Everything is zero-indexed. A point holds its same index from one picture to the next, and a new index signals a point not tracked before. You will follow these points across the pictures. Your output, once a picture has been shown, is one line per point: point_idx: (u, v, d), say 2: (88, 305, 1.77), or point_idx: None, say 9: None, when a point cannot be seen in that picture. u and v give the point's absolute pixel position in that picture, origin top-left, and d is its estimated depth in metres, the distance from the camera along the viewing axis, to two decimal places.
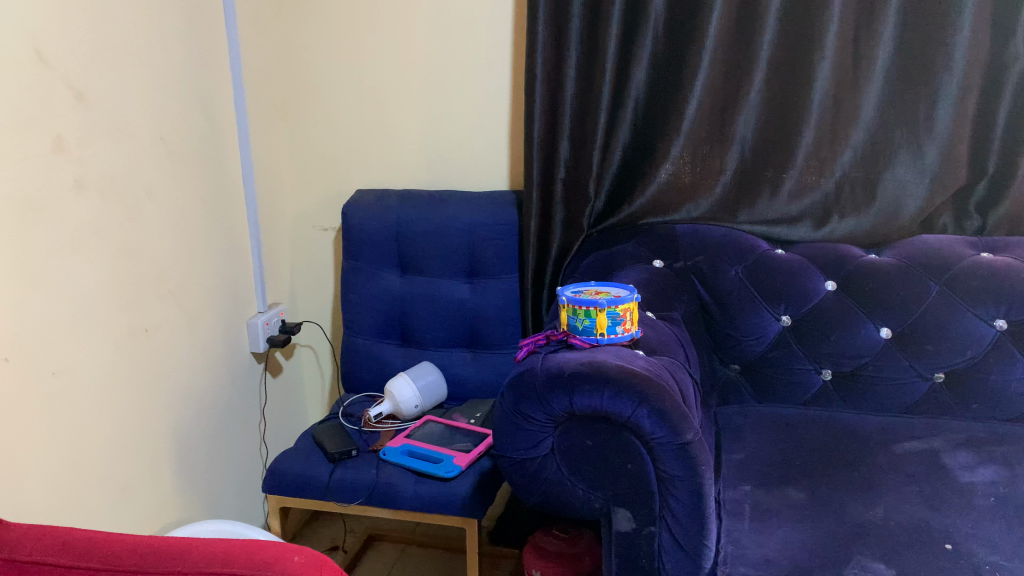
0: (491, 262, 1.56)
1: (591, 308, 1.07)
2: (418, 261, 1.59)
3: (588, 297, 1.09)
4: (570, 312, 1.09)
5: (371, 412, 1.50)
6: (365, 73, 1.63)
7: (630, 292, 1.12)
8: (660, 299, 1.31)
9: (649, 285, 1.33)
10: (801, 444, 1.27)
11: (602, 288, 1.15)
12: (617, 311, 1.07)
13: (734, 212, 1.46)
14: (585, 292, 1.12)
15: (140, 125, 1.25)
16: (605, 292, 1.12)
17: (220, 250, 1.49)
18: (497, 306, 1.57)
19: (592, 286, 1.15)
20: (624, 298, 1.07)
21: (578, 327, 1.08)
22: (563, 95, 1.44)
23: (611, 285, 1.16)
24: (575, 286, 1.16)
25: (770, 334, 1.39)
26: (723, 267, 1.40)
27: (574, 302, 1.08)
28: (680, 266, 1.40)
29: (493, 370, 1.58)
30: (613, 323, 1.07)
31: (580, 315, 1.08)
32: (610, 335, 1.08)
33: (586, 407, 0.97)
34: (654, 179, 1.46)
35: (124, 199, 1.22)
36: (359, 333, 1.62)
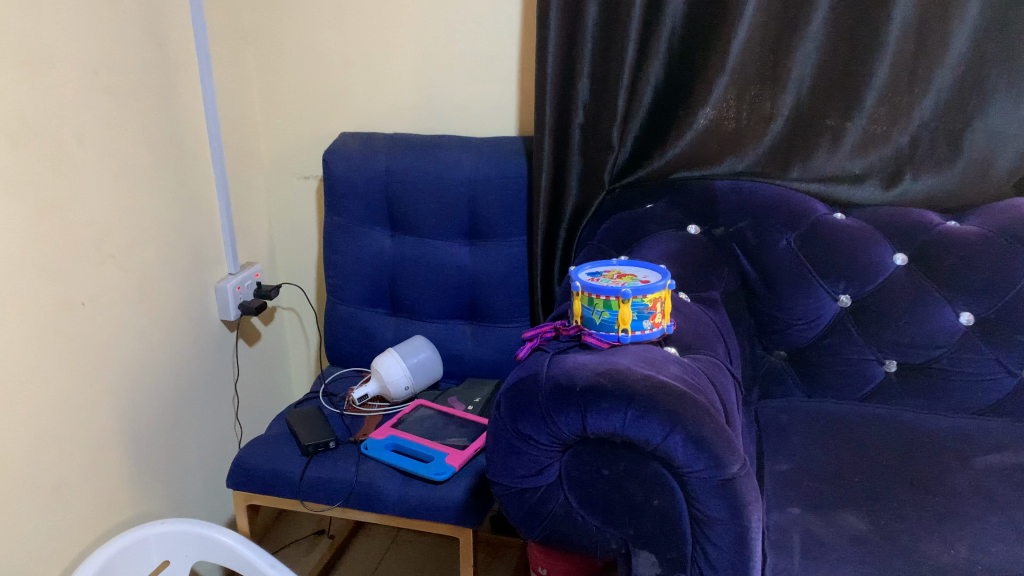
0: (495, 220, 1.33)
1: (610, 299, 0.85)
2: (410, 218, 1.36)
3: (608, 283, 0.87)
4: (585, 302, 0.87)
5: (356, 393, 1.31)
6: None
7: (660, 276, 0.89)
8: (695, 275, 1.10)
9: (681, 256, 1.11)
10: (860, 451, 1.06)
11: (625, 269, 0.93)
12: (644, 302, 0.85)
13: (785, 168, 1.23)
14: (605, 275, 0.90)
15: (64, 56, 1.03)
16: (630, 276, 0.90)
17: (178, 203, 1.28)
18: (502, 273, 1.35)
19: (612, 266, 0.93)
20: (653, 287, 0.85)
21: (595, 321, 0.87)
22: (583, 22, 1.17)
23: (636, 265, 0.94)
24: (592, 266, 0.93)
25: (824, 318, 1.16)
26: (771, 234, 1.17)
27: (590, 290, 0.86)
28: (719, 233, 1.18)
29: (495, 346, 1.38)
30: (638, 317, 0.85)
31: (598, 307, 0.86)
32: (635, 332, 0.86)
33: (602, 430, 0.76)
34: (691, 125, 1.23)
35: (44, 147, 1.00)
36: (344, 299, 1.42)
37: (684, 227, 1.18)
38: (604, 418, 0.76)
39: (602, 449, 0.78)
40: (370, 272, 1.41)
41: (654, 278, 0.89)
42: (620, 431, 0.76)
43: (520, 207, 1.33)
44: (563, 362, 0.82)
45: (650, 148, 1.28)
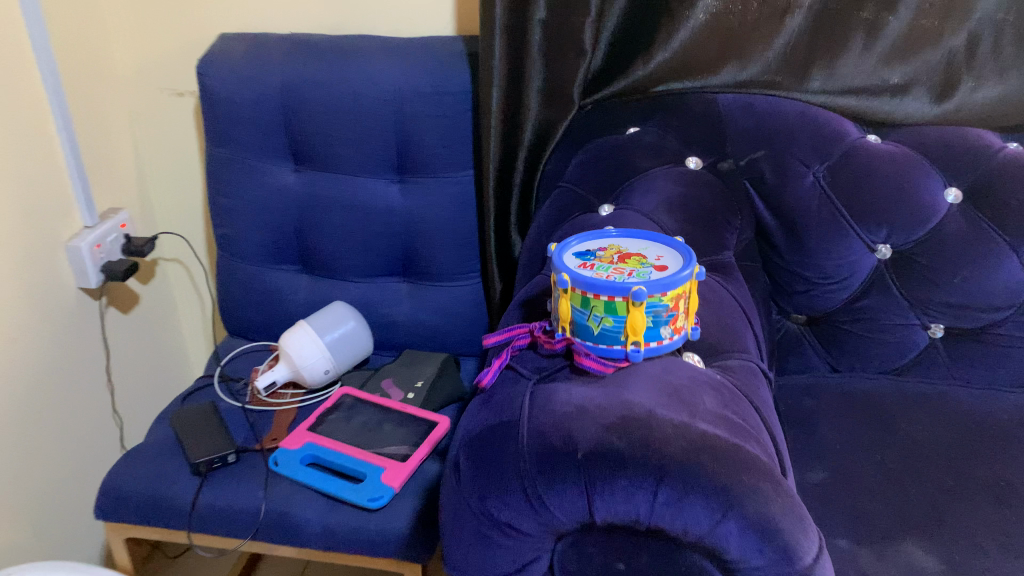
0: (431, 151, 1.02)
1: (616, 299, 0.57)
2: (320, 149, 1.04)
3: (608, 273, 0.60)
4: (576, 301, 0.60)
5: (261, 383, 1.03)
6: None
7: (681, 256, 0.62)
8: (703, 229, 0.82)
9: (687, 206, 0.83)
10: (915, 448, 0.83)
11: (627, 244, 0.65)
12: (664, 302, 0.58)
13: (804, 75, 0.95)
14: (601, 257, 0.62)
15: None
16: (637, 257, 0.62)
17: (1, 139, 0.92)
18: (444, 218, 1.06)
19: (609, 241, 0.65)
20: (677, 278, 0.58)
21: (592, 330, 0.59)
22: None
23: (641, 236, 0.66)
24: (579, 241, 0.65)
25: (860, 275, 0.90)
26: (794, 167, 0.89)
27: (584, 286, 0.58)
28: (727, 167, 0.90)
29: (437, 309, 1.09)
30: (655, 323, 0.59)
31: (596, 310, 0.59)
32: (651, 344, 0.59)
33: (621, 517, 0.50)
34: (688, 21, 0.95)
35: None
36: (241, 256, 1.11)
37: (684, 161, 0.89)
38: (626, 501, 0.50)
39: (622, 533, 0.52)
40: (272, 220, 1.09)
41: (673, 259, 0.61)
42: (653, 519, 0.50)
43: (465, 132, 1.02)
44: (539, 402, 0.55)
45: (631, 51, 0.98)
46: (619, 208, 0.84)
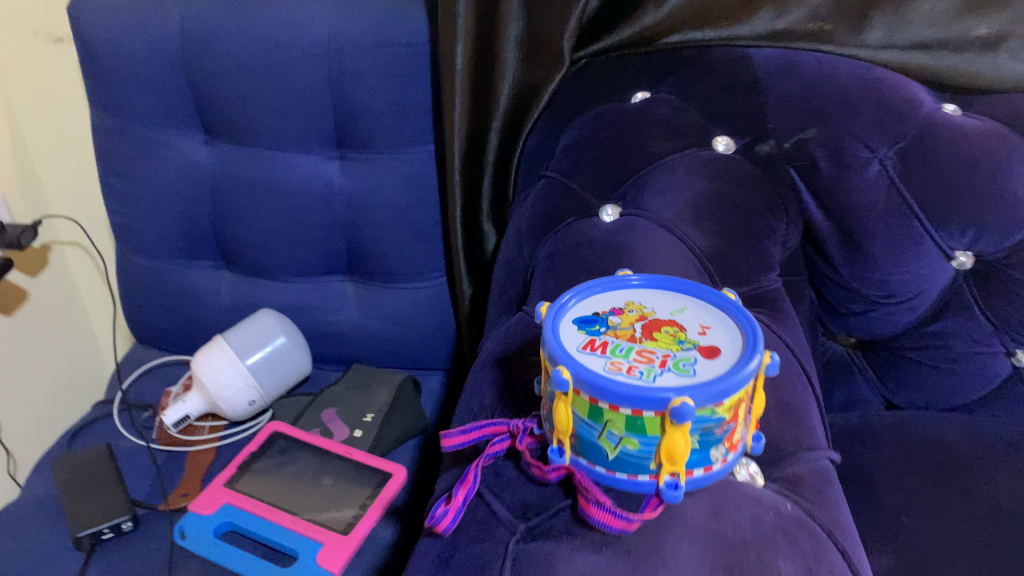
0: (378, 119, 0.79)
1: (644, 414, 0.37)
2: (234, 116, 0.81)
3: (631, 365, 0.39)
4: (580, 410, 0.39)
5: (169, 418, 0.81)
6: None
7: (737, 332, 0.42)
8: (740, 241, 0.61)
9: (718, 210, 0.61)
10: (1011, 520, 0.63)
11: (653, 308, 0.45)
12: (718, 415, 0.37)
13: (860, 24, 0.72)
14: (616, 333, 0.42)
15: None
16: (671, 333, 0.42)
17: None
18: (397, 205, 0.83)
19: (625, 302, 0.45)
20: (739, 376, 0.37)
21: (607, 454, 0.39)
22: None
23: (672, 292, 0.46)
24: (582, 301, 0.45)
25: (931, 292, 0.70)
26: (853, 151, 0.67)
27: (593, 389, 0.37)
28: (766, 151, 0.68)
29: (392, 316, 0.88)
30: (703, 444, 0.38)
31: (613, 426, 0.38)
32: (695, 473, 0.39)
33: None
34: None
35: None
36: (147, 250, 0.89)
37: (711, 141, 0.67)
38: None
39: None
40: (180, 205, 0.86)
41: (726, 339, 0.41)
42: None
43: (420, 95, 0.79)
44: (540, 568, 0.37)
45: None
46: (628, 213, 0.62)
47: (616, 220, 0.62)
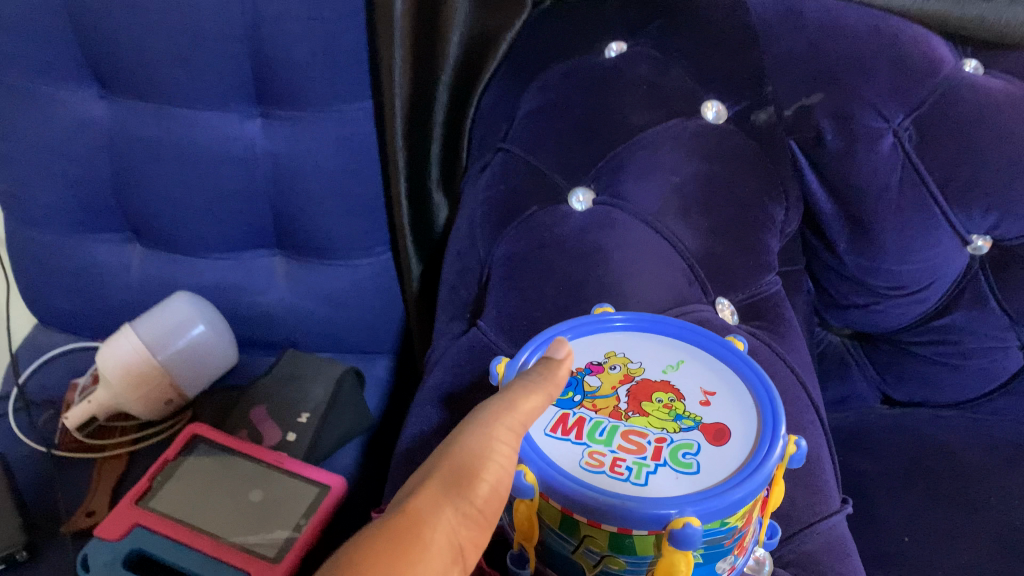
0: (305, 72, 0.67)
1: (633, 532, 0.31)
2: (130, 67, 0.67)
3: (618, 460, 0.33)
4: (550, 519, 0.33)
5: (71, 419, 0.71)
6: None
7: (746, 405, 0.36)
8: (737, 241, 0.52)
9: (712, 199, 0.53)
10: None
11: (641, 363, 0.39)
12: (729, 526, 0.31)
13: None
14: (595, 406, 0.36)
15: None
16: (665, 404, 0.36)
17: None
18: (332, 172, 0.72)
19: (607, 353, 0.39)
20: (757, 478, 0.32)
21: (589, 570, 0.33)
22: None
23: (661, 339, 0.40)
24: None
25: (943, 283, 0.61)
26: (864, 121, 0.57)
27: (569, 501, 0.31)
28: (764, 120, 0.58)
29: (331, 295, 0.78)
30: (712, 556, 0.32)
31: (592, 543, 0.32)
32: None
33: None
34: None
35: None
36: (38, 222, 0.76)
37: (702, 105, 0.56)
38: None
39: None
40: (73, 171, 0.73)
41: (733, 416, 0.36)
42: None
43: (355, 42, 0.66)
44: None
45: None
46: (604, 202, 0.52)
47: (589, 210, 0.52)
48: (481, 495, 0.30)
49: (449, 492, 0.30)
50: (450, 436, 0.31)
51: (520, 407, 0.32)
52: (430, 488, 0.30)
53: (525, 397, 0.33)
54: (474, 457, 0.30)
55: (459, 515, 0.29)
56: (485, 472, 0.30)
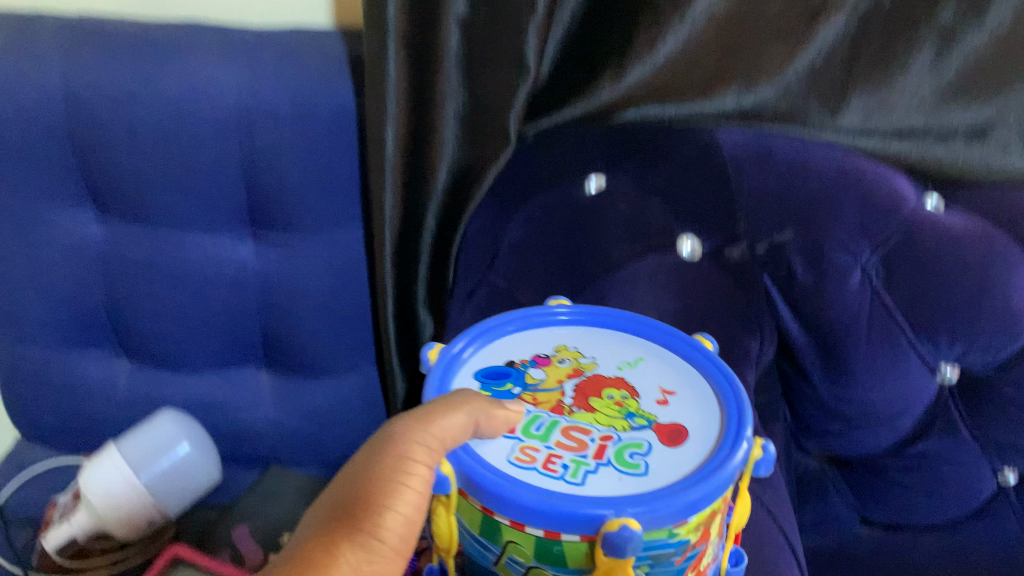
0: (300, 199, 0.69)
1: (564, 537, 0.35)
2: (130, 193, 0.69)
3: (563, 456, 0.39)
4: (468, 519, 0.38)
5: (50, 541, 0.70)
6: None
7: (694, 407, 0.43)
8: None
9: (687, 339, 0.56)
10: None
11: (589, 357, 0.47)
12: (678, 537, 0.36)
13: (837, 105, 0.67)
14: (537, 395, 0.43)
15: None
16: (616, 401, 0.43)
17: None
18: (322, 292, 0.74)
19: (550, 343, 0.48)
20: (712, 480, 0.36)
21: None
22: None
23: (598, 331, 0.49)
24: (496, 349, 0.47)
25: (913, 412, 0.63)
26: (833, 256, 0.60)
27: (516, 512, 0.36)
28: (738, 255, 0.61)
29: (316, 409, 0.79)
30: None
31: (515, 550, 0.37)
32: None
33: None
34: (682, 21, 0.65)
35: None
36: (25, 339, 0.77)
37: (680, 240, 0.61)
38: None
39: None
40: (66, 289, 0.74)
41: (686, 415, 0.42)
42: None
43: (349, 172, 0.69)
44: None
45: (592, 62, 0.69)
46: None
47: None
48: (388, 528, 0.32)
49: (352, 523, 0.32)
50: (362, 453, 0.35)
51: (438, 426, 0.35)
52: (336, 524, 0.32)
53: (438, 416, 0.36)
54: (379, 485, 0.33)
55: (366, 543, 0.31)
56: (382, 501, 0.32)
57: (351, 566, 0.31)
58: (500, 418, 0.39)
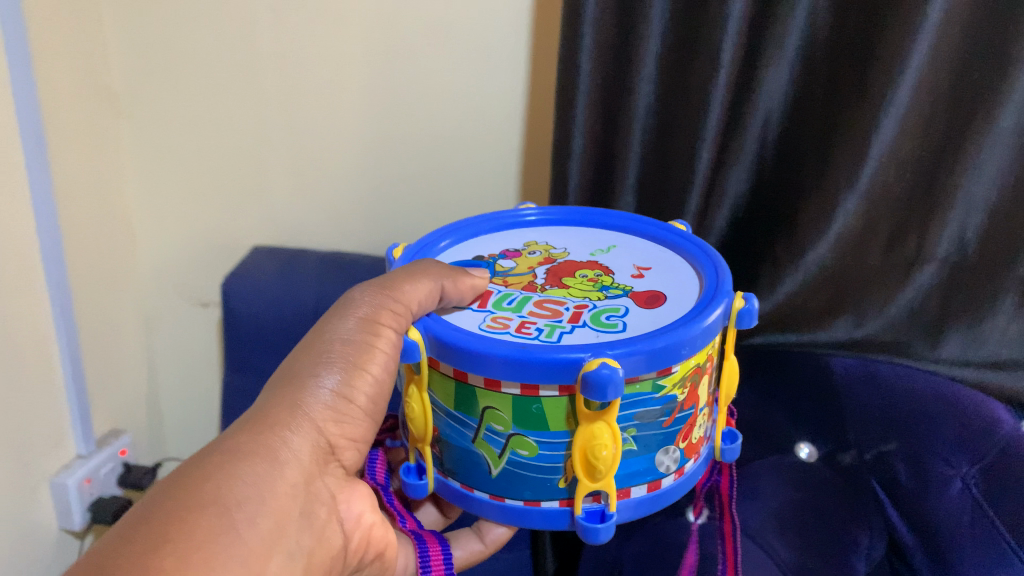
0: None
1: (543, 393, 0.37)
2: None
3: (538, 321, 0.43)
4: (437, 391, 0.42)
5: None
6: (263, 17, 0.89)
7: (669, 276, 0.50)
8: (826, 557, 0.64)
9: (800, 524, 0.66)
10: None
11: (560, 250, 0.56)
12: (660, 383, 0.38)
13: (936, 340, 0.81)
14: (512, 280, 0.51)
15: None
16: (590, 281, 0.50)
17: None
18: None
19: (520, 238, 0.59)
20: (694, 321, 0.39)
21: (491, 465, 0.41)
22: (640, 60, 0.81)
23: (559, 229, 0.60)
24: (478, 243, 0.58)
25: None
26: (934, 468, 0.69)
27: (485, 370, 0.38)
28: (848, 461, 0.74)
29: None
30: (654, 437, 0.40)
31: (494, 420, 0.39)
32: (636, 491, 0.41)
33: (188, 482, 0.33)
34: (796, 269, 0.84)
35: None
36: None
37: (800, 446, 0.76)
38: (239, 469, 0.34)
39: (131, 549, 0.29)
40: None
41: (663, 286, 0.48)
42: (189, 535, 0.31)
43: None
44: (390, 558, 0.46)
45: None
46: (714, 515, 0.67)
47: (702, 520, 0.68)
48: (363, 379, 0.41)
49: (312, 384, 0.39)
50: (333, 312, 0.43)
51: (404, 295, 0.43)
52: (309, 359, 0.40)
53: (406, 292, 0.44)
54: (352, 349, 0.41)
55: (338, 400, 0.40)
56: (355, 356, 0.41)
57: (309, 424, 0.38)
58: (464, 285, 0.47)
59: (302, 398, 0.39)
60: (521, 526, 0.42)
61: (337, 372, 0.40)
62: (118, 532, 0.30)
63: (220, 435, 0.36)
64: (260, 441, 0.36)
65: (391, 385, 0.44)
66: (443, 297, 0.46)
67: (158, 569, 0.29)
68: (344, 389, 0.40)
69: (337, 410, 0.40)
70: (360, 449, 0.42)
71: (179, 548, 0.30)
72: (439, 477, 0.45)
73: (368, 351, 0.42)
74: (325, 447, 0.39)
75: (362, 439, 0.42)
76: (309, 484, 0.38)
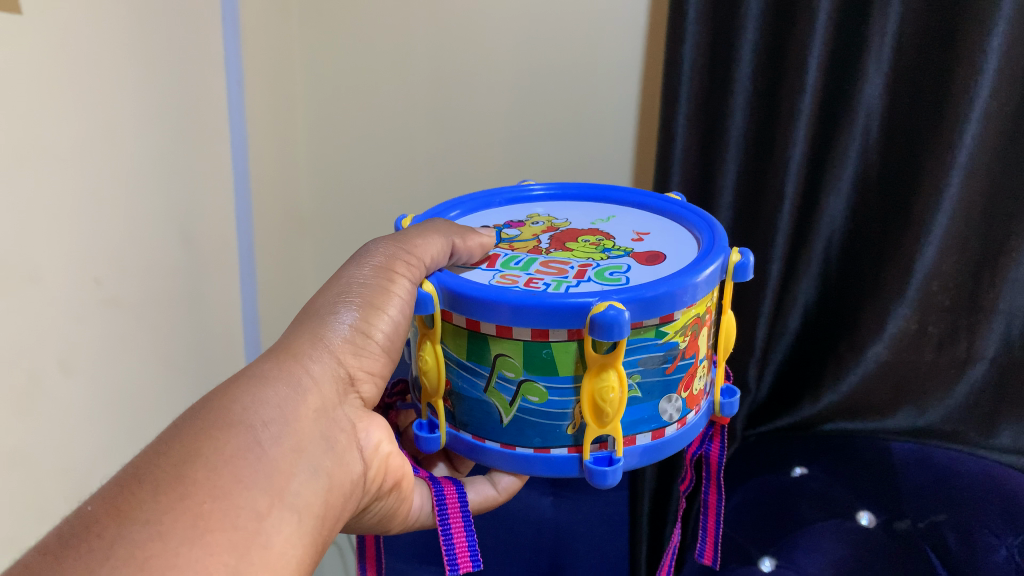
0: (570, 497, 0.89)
1: (551, 339, 0.44)
2: None
3: (545, 278, 0.48)
4: (451, 345, 0.48)
5: None
6: (398, 144, 1.04)
7: (666, 237, 0.54)
8: None
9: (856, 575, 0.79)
10: None
11: (563, 221, 0.60)
12: (662, 333, 0.44)
13: (991, 430, 0.89)
14: (518, 245, 0.55)
15: (86, 264, 0.66)
16: (592, 243, 0.54)
17: None
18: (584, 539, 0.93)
19: (524, 211, 0.62)
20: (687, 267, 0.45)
21: (502, 413, 0.47)
22: (717, 193, 0.91)
23: (565, 203, 0.64)
24: (485, 215, 0.61)
25: None
26: (982, 538, 0.79)
27: (501, 321, 0.44)
28: (903, 527, 0.83)
29: None
30: (657, 383, 0.46)
31: (507, 368, 0.45)
32: (641, 437, 0.46)
33: (219, 405, 0.38)
34: (859, 363, 0.90)
35: (44, 357, 0.62)
36: None
37: (857, 514, 0.85)
38: (264, 393, 0.40)
39: (165, 461, 0.34)
40: None
41: (659, 245, 0.52)
42: (220, 449, 0.36)
43: None
44: (408, 490, 0.49)
45: (799, 388, 0.96)
46: (783, 565, 0.84)
47: (773, 568, 0.84)
48: (379, 318, 0.46)
49: (324, 322, 0.45)
50: (348, 260, 0.49)
51: (415, 243, 0.49)
52: (325, 298, 0.46)
53: (420, 243, 0.49)
54: (368, 292, 0.47)
55: (350, 336, 0.45)
56: (369, 297, 0.46)
57: (319, 355, 0.43)
58: (473, 243, 0.52)
59: (322, 332, 0.44)
60: (527, 474, 0.47)
61: (354, 309, 0.46)
62: (157, 448, 0.35)
63: (251, 364, 0.42)
64: (283, 369, 0.42)
65: (407, 333, 0.49)
66: (454, 254, 0.52)
67: (191, 478, 0.34)
68: (360, 326, 0.46)
69: (355, 345, 0.45)
70: (378, 383, 0.47)
71: (210, 460, 0.35)
72: (450, 432, 0.50)
73: (385, 294, 0.47)
74: (344, 376, 0.44)
75: (378, 374, 0.47)
76: (329, 410, 0.43)
